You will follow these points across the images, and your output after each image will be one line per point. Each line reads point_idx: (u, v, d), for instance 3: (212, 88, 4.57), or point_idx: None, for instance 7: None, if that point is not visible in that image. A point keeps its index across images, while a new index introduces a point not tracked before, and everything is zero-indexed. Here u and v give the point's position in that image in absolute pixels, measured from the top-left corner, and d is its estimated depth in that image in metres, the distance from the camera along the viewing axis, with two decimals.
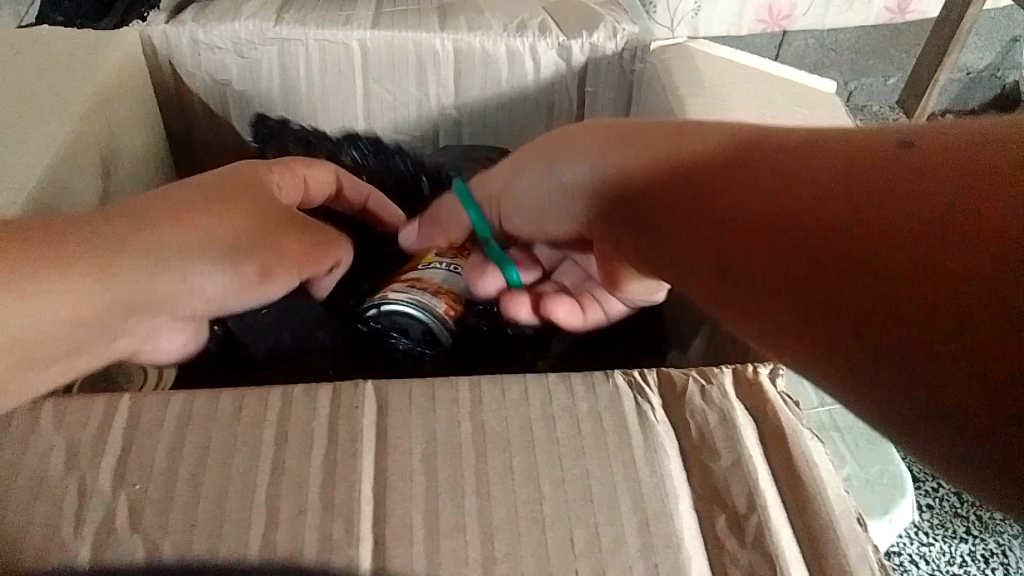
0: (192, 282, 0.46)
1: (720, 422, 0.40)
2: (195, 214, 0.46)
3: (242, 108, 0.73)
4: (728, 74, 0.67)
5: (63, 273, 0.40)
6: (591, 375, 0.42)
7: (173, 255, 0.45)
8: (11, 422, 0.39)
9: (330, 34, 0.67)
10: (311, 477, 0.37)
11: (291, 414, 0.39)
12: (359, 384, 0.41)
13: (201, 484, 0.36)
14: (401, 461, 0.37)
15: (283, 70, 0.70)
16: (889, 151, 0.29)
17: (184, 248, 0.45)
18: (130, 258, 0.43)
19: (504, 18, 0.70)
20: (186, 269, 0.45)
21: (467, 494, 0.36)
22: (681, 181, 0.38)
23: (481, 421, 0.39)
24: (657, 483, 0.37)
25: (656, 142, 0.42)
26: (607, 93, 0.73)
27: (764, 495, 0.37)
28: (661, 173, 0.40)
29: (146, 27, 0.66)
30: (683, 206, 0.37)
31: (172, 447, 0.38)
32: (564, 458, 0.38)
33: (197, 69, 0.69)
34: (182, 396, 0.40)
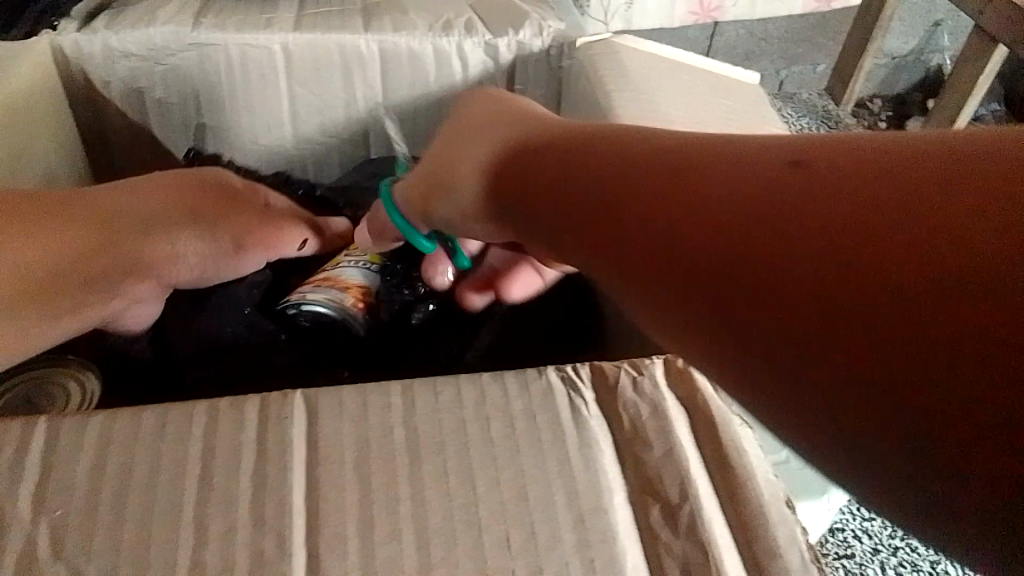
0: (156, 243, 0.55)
1: (652, 413, 0.40)
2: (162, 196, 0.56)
3: (163, 115, 0.71)
4: (655, 68, 0.67)
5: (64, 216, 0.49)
6: (524, 373, 0.41)
7: (153, 215, 0.55)
8: None
9: (251, 37, 0.66)
10: (241, 491, 0.36)
11: (218, 428, 0.38)
12: (288, 394, 0.40)
13: (125, 506, 0.35)
14: (333, 470, 0.37)
15: (202, 77, 0.68)
16: (805, 157, 0.25)
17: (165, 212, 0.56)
18: (116, 212, 0.53)
19: (429, 17, 0.69)
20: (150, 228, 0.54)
21: (402, 500, 0.36)
22: (581, 183, 0.32)
23: (414, 425, 0.39)
24: (592, 478, 0.37)
25: (545, 139, 0.37)
26: (537, 90, 0.73)
27: (697, 485, 0.38)
28: (541, 166, 0.35)
29: (57, 36, 0.64)
30: (589, 216, 0.31)
31: (94, 468, 0.37)
32: (499, 457, 0.38)
33: (113, 77, 0.67)
34: (104, 414, 0.39)
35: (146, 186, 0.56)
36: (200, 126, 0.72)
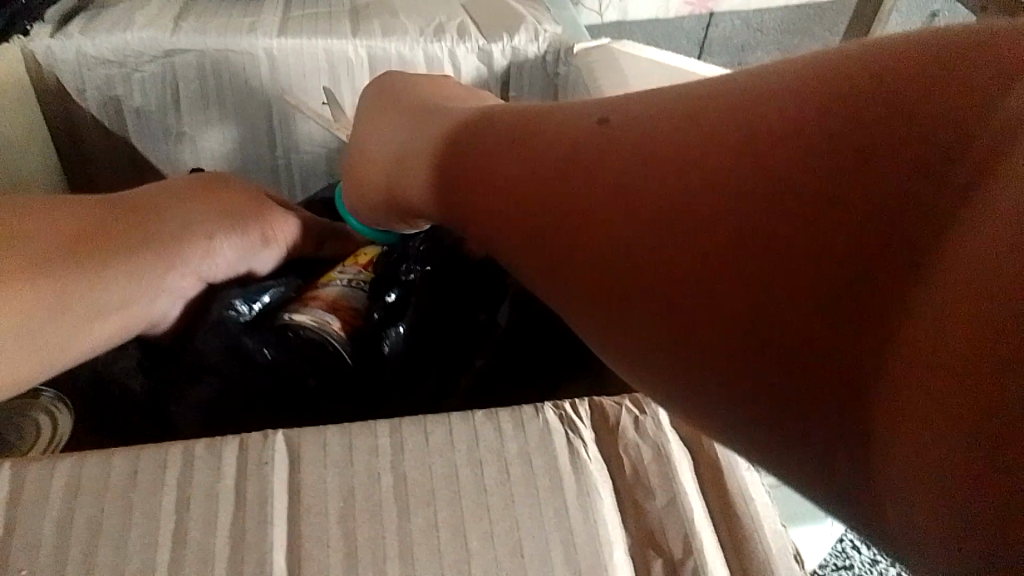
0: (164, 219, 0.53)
1: (654, 457, 0.38)
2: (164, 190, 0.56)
3: (140, 123, 0.68)
4: (655, 76, 0.65)
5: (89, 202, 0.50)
6: (519, 410, 0.39)
7: (179, 206, 0.55)
8: None
9: (233, 42, 0.63)
10: (217, 549, 0.34)
11: (193, 477, 0.36)
12: (267, 435, 0.38)
13: (94, 566, 0.33)
14: (316, 524, 0.35)
15: (182, 83, 0.66)
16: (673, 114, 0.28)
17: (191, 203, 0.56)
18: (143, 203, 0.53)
19: (420, 21, 0.67)
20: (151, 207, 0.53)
21: (389, 558, 0.34)
22: (485, 158, 0.35)
23: (403, 472, 0.37)
24: (591, 530, 0.35)
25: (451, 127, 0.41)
26: (532, 96, 0.70)
27: (701, 539, 0.36)
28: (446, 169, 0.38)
29: (29, 42, 0.61)
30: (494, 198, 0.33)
31: (60, 523, 0.34)
32: (492, 508, 0.35)
33: (88, 84, 0.64)
34: (71, 460, 0.36)
35: (170, 185, 0.57)
36: (181, 134, 0.70)
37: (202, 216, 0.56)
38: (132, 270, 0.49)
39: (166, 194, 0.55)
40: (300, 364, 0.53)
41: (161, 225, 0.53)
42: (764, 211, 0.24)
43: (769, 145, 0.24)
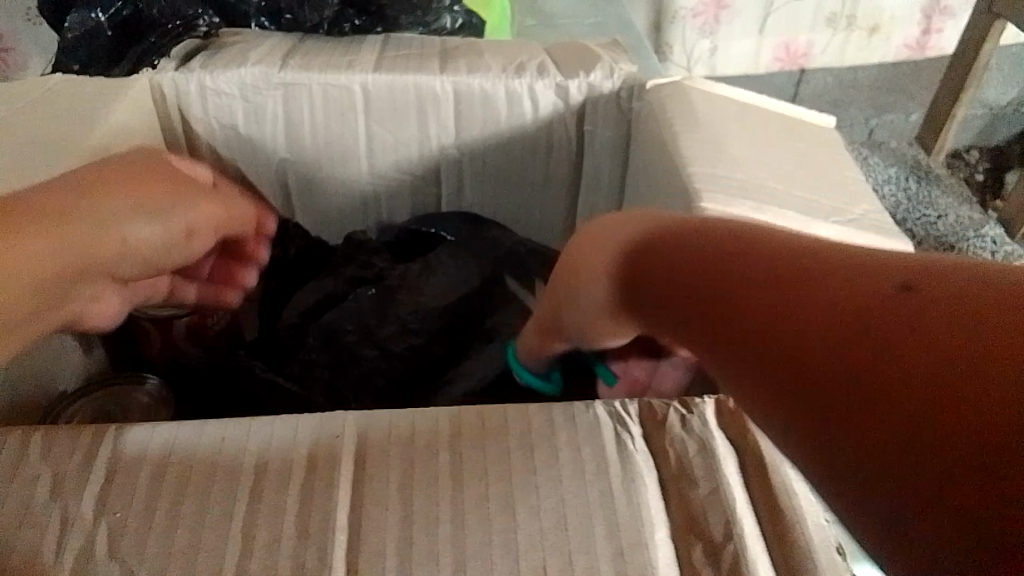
0: (154, 246, 0.45)
1: (699, 451, 0.39)
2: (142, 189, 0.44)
3: (247, 151, 0.76)
4: (724, 110, 0.67)
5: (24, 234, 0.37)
6: (571, 406, 0.41)
7: (133, 240, 0.43)
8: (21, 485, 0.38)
9: (333, 76, 0.69)
10: (288, 506, 0.37)
11: (270, 447, 0.39)
12: (339, 416, 0.41)
13: (178, 514, 0.37)
14: (378, 489, 0.38)
15: (287, 114, 0.72)
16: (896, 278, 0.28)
17: (158, 245, 0.45)
18: (105, 239, 0.41)
19: (503, 60, 0.72)
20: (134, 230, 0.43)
21: (441, 523, 0.36)
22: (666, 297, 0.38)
23: (459, 450, 0.39)
24: (634, 513, 0.37)
25: (644, 237, 0.42)
26: (606, 131, 0.74)
27: (744, 525, 0.37)
28: (642, 273, 0.41)
29: (155, 74, 0.70)
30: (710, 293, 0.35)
31: (153, 476, 0.38)
32: (540, 486, 0.38)
33: (205, 114, 0.72)
34: (167, 427, 0.40)
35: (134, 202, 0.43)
36: (280, 159, 0.76)
37: (165, 266, 0.47)
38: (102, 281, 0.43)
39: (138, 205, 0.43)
40: (331, 365, 0.62)
41: (111, 270, 0.43)
42: (969, 381, 0.24)
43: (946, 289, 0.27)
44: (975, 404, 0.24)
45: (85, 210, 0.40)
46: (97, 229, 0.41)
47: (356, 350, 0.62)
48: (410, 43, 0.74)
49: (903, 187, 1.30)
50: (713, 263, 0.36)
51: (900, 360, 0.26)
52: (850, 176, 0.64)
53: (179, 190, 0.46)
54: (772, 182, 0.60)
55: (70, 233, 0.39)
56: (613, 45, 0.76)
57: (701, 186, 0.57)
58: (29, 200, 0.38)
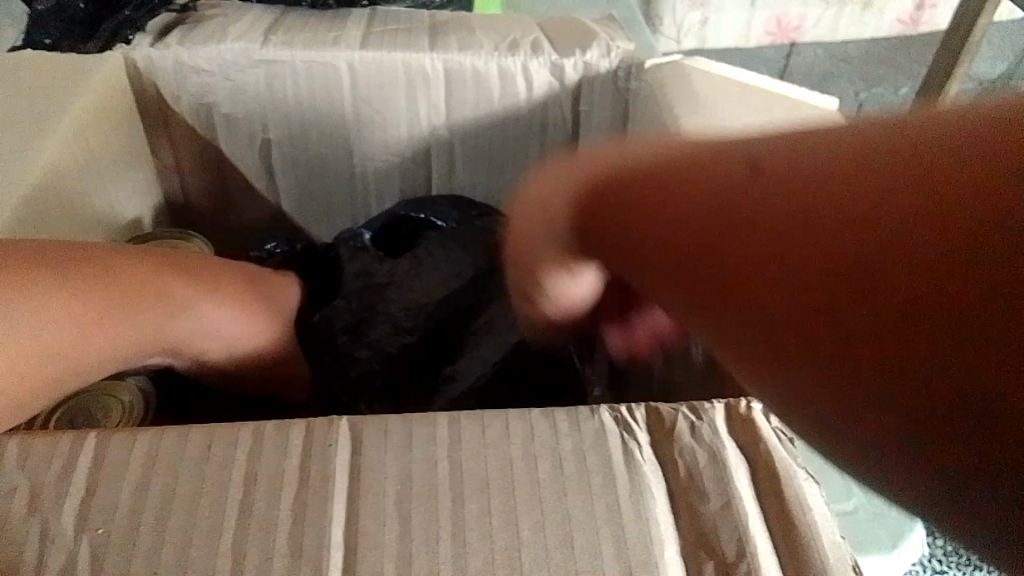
0: (207, 324, 0.51)
1: (709, 462, 0.38)
2: (205, 280, 0.52)
3: (229, 131, 0.72)
4: (727, 92, 0.65)
5: (151, 273, 0.47)
6: (576, 411, 0.39)
7: (199, 326, 0.50)
8: None
9: (317, 53, 0.66)
10: (280, 522, 0.35)
11: (260, 456, 0.37)
12: (333, 420, 0.39)
13: (164, 530, 0.35)
14: (375, 504, 0.36)
15: (270, 93, 0.69)
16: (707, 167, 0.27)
17: (212, 330, 0.51)
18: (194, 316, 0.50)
19: (496, 37, 0.69)
20: (195, 306, 0.50)
21: (443, 540, 0.34)
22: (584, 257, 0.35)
23: (459, 461, 0.37)
24: (643, 529, 0.35)
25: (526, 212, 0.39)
26: (602, 112, 0.71)
27: (755, 542, 0.35)
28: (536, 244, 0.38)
29: (130, 50, 0.66)
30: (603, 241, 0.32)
31: (136, 489, 0.36)
32: (545, 499, 0.36)
33: (182, 91, 0.69)
34: (150, 434, 0.38)
35: (207, 298, 0.51)
36: (263, 139, 0.73)
37: (220, 346, 0.52)
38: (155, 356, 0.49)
39: (198, 284, 0.51)
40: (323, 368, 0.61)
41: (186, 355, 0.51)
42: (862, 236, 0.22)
43: (892, 161, 0.22)
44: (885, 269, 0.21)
45: (185, 302, 0.49)
46: (167, 299, 0.48)
47: (344, 353, 0.62)
48: (399, 17, 0.71)
49: None
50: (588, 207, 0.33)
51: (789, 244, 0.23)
52: None
53: (231, 283, 0.54)
54: None
55: (162, 302, 0.47)
56: (609, 20, 0.73)
57: None
58: (132, 263, 0.47)
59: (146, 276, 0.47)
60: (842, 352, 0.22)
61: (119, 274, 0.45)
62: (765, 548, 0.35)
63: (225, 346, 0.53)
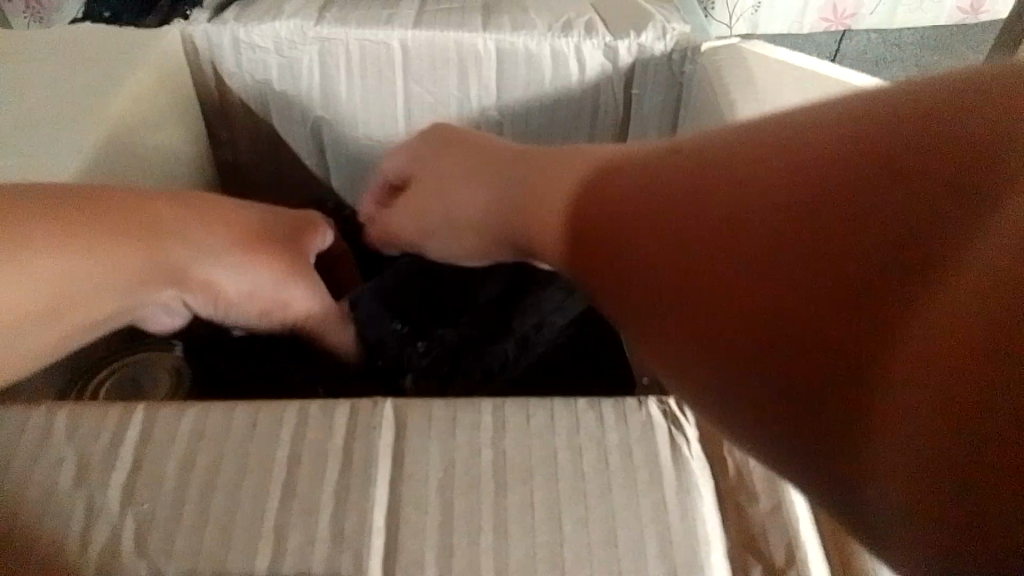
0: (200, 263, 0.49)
1: (760, 461, 0.37)
2: (205, 217, 0.50)
3: (283, 109, 0.73)
4: (788, 78, 0.63)
5: (126, 217, 0.46)
6: (623, 403, 0.39)
7: (190, 266, 0.48)
8: (46, 470, 0.36)
9: (371, 33, 0.66)
10: (323, 504, 0.35)
11: (304, 436, 0.37)
12: (377, 403, 0.38)
13: (208, 508, 0.35)
14: (417, 491, 0.35)
15: (323, 71, 0.69)
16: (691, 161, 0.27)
17: (206, 269, 0.49)
18: (173, 259, 0.48)
19: (550, 17, 0.68)
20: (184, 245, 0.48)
21: (484, 531, 0.34)
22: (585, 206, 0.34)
23: (503, 450, 0.37)
24: (689, 529, 0.34)
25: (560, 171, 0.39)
26: (655, 96, 0.70)
27: (806, 548, 0.34)
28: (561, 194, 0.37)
29: (187, 26, 0.66)
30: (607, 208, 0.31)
31: (182, 465, 0.36)
32: (590, 494, 0.35)
33: (238, 68, 0.69)
34: (196, 410, 0.38)
35: (198, 232, 0.49)
36: (316, 118, 0.73)
37: (220, 287, 0.50)
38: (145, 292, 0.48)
39: (194, 222, 0.49)
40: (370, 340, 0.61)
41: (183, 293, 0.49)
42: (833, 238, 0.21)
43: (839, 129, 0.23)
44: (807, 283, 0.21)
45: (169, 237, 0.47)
46: (144, 233, 0.46)
47: (388, 321, 0.61)
48: None
49: None
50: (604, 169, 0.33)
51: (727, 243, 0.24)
52: None
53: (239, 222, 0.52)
54: None
55: (138, 235, 0.46)
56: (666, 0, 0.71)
57: None
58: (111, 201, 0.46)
59: (119, 212, 0.45)
60: (799, 332, 0.21)
61: (87, 207, 0.44)
62: (815, 555, 0.34)
63: (225, 292, 0.51)
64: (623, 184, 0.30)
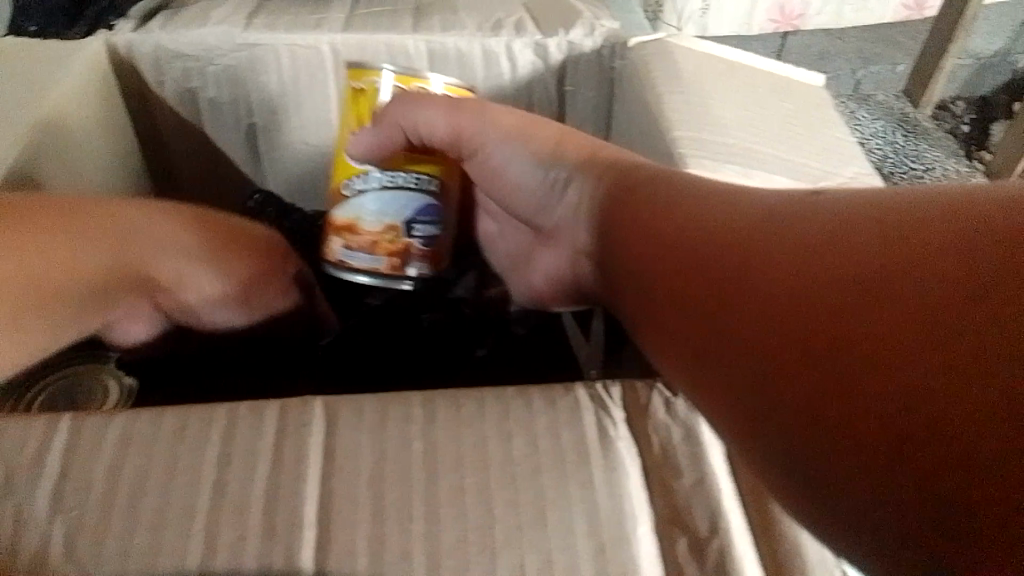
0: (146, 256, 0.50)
1: (684, 438, 0.38)
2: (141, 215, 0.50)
3: (215, 116, 0.73)
4: (713, 70, 0.64)
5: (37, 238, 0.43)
6: (551, 389, 0.39)
7: (136, 261, 0.49)
8: None
9: (301, 37, 0.66)
10: (254, 501, 0.35)
11: (235, 435, 0.37)
12: (308, 401, 0.39)
13: (138, 511, 0.35)
14: (348, 483, 0.36)
15: (253, 77, 0.69)
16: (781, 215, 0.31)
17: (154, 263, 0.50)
18: (111, 261, 0.48)
19: (480, 17, 0.68)
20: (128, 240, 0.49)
21: (415, 519, 0.35)
22: (662, 220, 0.38)
23: (434, 440, 0.37)
24: (615, 505, 0.35)
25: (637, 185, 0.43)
26: (588, 91, 0.71)
27: (729, 519, 0.35)
28: (633, 212, 0.41)
29: (111, 36, 0.66)
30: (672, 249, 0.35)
31: (111, 470, 0.36)
32: (519, 477, 0.36)
33: (165, 76, 0.69)
34: (125, 416, 0.38)
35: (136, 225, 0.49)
36: (250, 125, 0.73)
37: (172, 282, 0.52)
38: (97, 305, 0.48)
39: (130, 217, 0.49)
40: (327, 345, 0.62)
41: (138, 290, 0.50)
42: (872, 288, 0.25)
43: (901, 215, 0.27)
44: (846, 318, 0.25)
45: (114, 234, 0.48)
46: (99, 232, 0.47)
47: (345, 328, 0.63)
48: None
49: (891, 141, 1.26)
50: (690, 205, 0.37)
51: (793, 283, 0.28)
52: (841, 136, 0.62)
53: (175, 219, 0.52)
54: (760, 145, 0.58)
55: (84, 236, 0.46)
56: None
57: (688, 151, 0.55)
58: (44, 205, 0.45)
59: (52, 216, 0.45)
60: (824, 371, 0.25)
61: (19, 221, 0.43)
62: (741, 526, 0.35)
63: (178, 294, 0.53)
64: (701, 227, 0.35)
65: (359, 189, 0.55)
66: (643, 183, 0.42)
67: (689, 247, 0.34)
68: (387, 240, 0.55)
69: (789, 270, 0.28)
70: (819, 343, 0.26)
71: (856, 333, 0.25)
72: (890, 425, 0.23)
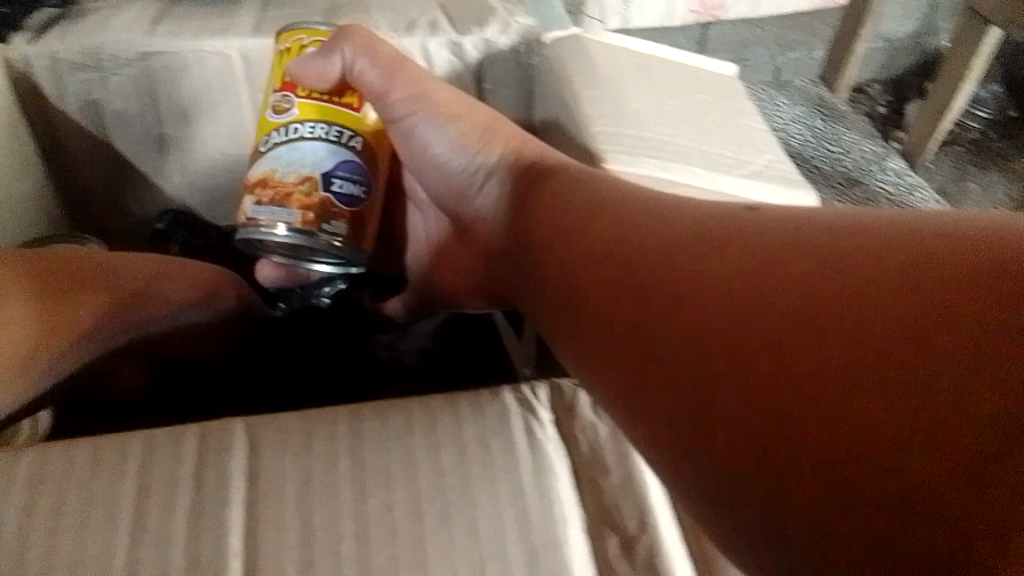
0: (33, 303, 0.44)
1: (611, 437, 0.38)
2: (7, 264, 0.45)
3: (123, 129, 0.70)
4: (630, 64, 0.65)
5: None
6: (478, 396, 0.39)
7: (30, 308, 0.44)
8: None
9: (208, 44, 0.64)
10: (176, 534, 0.34)
11: (153, 465, 0.36)
12: (228, 425, 0.38)
13: (52, 553, 0.33)
14: (274, 507, 0.35)
15: (160, 86, 0.66)
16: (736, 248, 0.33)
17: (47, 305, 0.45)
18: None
19: (395, 19, 0.67)
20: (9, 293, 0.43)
21: (345, 539, 0.34)
22: (609, 242, 0.39)
23: (361, 456, 0.37)
24: (546, 509, 0.35)
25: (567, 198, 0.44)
26: (507, 89, 0.71)
27: (657, 515, 0.36)
28: (566, 227, 0.42)
29: (6, 50, 0.63)
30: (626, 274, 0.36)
31: (21, 511, 0.34)
32: (449, 489, 0.36)
33: (67, 90, 0.66)
34: (34, 452, 0.36)
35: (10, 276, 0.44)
36: (162, 137, 0.71)
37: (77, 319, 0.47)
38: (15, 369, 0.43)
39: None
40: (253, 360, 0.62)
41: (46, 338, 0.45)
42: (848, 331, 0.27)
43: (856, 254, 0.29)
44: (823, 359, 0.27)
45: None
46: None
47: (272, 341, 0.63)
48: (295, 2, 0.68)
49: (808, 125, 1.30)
50: (633, 229, 0.38)
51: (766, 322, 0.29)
52: (755, 126, 0.63)
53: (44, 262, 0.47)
54: (677, 138, 0.58)
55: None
56: None
57: (607, 148, 0.55)
58: None
59: None
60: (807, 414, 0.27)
61: None
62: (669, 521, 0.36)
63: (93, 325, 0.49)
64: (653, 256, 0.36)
65: (276, 142, 0.54)
66: (577, 194, 0.43)
67: (648, 277, 0.35)
68: (302, 193, 0.52)
69: (755, 314, 0.30)
70: (796, 383, 0.27)
71: (837, 373, 0.26)
72: (879, 469, 0.25)
